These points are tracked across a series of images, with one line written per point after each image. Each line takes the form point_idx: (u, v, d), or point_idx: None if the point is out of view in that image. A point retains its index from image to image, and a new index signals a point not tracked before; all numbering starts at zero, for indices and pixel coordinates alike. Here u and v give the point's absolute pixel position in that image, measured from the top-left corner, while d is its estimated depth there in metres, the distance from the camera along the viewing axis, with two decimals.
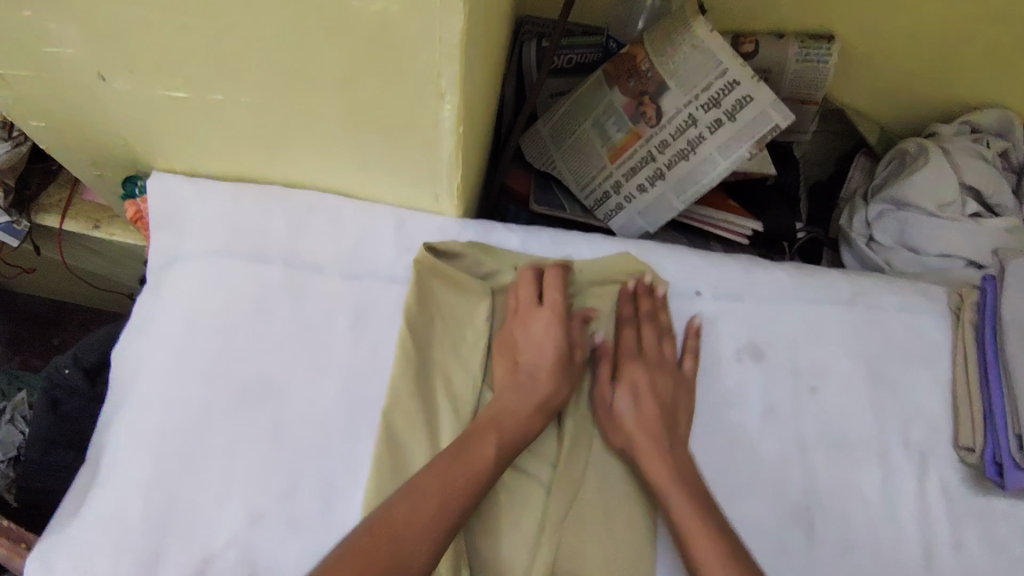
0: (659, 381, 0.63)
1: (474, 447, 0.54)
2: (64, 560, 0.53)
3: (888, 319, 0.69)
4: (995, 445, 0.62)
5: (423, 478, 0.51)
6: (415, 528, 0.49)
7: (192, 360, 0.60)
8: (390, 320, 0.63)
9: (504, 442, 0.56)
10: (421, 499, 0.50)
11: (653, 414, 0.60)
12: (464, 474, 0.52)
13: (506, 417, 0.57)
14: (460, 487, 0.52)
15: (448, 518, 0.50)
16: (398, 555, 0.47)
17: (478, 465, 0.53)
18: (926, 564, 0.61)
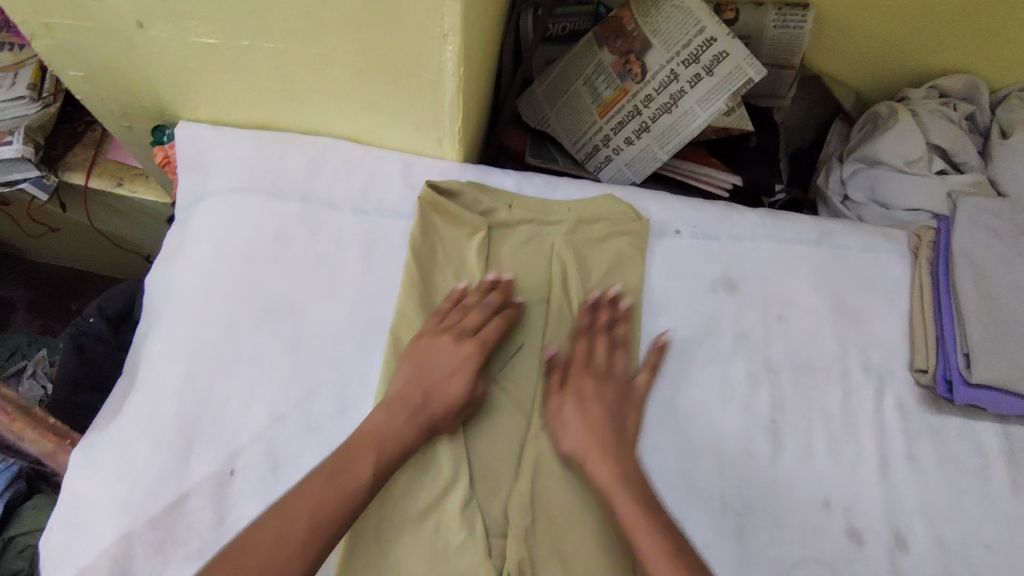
0: (608, 394, 0.64)
1: (356, 460, 0.57)
2: (105, 452, 0.60)
3: (852, 257, 0.75)
4: (945, 364, 0.68)
5: (302, 494, 0.55)
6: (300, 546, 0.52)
7: (219, 283, 0.66)
8: (397, 251, 0.69)
9: (396, 436, 0.59)
10: (306, 515, 0.54)
11: (602, 418, 0.62)
12: (348, 479, 0.56)
13: (403, 414, 0.60)
14: (343, 492, 0.55)
15: (333, 521, 0.54)
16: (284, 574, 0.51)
17: (361, 474, 0.56)
18: (879, 472, 0.68)
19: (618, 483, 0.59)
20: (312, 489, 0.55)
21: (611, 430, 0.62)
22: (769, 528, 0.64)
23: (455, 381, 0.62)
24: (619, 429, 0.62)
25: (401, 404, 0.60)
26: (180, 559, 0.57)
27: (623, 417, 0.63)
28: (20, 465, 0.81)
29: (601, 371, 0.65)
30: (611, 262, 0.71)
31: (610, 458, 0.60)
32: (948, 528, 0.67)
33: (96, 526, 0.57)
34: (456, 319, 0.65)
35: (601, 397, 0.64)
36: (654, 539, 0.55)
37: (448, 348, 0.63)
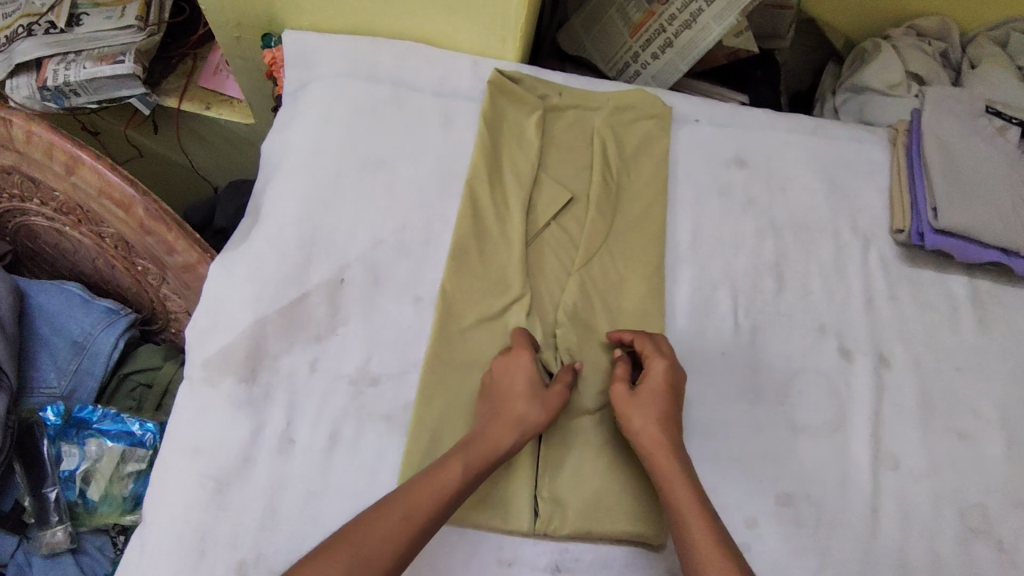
0: (661, 406, 0.66)
1: (443, 466, 0.60)
2: (240, 263, 0.74)
3: (841, 143, 0.91)
4: (918, 220, 0.83)
5: (397, 496, 0.58)
6: (404, 516, 0.56)
7: (328, 142, 0.81)
8: (469, 125, 0.85)
9: (483, 440, 0.63)
10: (400, 507, 0.57)
11: (655, 430, 0.65)
12: (433, 491, 0.58)
13: (488, 439, 0.63)
14: (429, 500, 0.58)
15: (420, 523, 0.57)
16: (369, 551, 0.54)
17: (448, 481, 0.59)
18: (866, 306, 0.82)
19: (680, 489, 0.61)
20: (401, 493, 0.58)
21: (662, 440, 0.65)
22: (775, 344, 0.79)
23: (533, 394, 0.66)
24: (670, 440, 0.65)
25: (481, 432, 0.64)
26: (304, 341, 0.72)
27: (676, 432, 0.66)
28: (136, 315, 0.94)
29: (649, 390, 0.67)
30: (647, 137, 0.86)
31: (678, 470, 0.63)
32: (924, 351, 0.81)
33: (232, 314, 0.72)
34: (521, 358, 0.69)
35: (649, 408, 0.66)
36: (710, 538, 0.57)
37: (525, 366, 0.68)
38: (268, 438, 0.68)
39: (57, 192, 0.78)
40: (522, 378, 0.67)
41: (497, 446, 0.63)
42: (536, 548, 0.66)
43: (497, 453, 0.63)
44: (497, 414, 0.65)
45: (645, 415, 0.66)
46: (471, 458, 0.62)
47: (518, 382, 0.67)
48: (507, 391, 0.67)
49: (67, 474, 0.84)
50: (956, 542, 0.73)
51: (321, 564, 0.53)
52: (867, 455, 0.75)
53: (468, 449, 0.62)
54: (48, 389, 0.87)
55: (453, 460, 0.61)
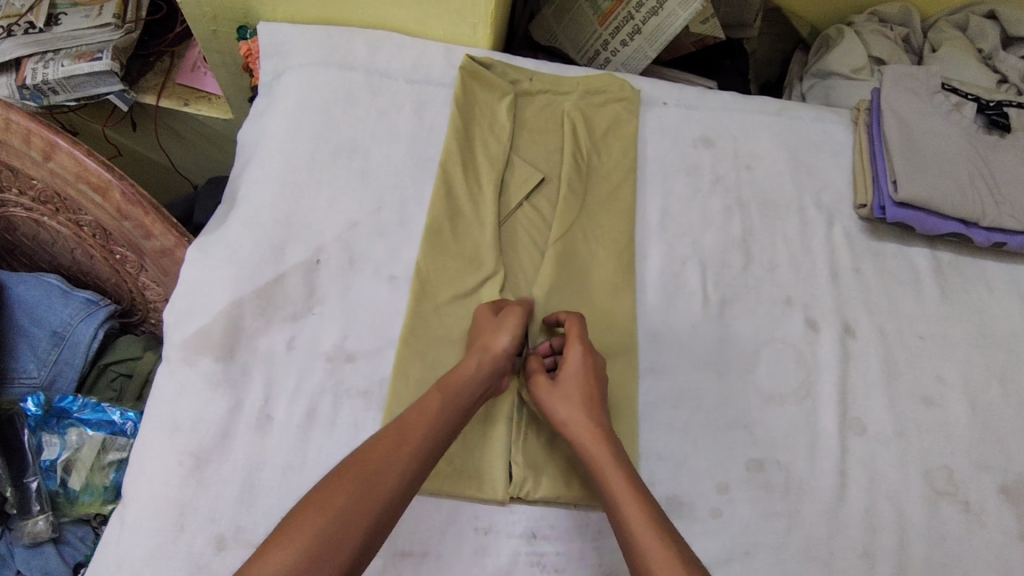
0: (578, 391, 0.67)
1: (425, 397, 0.64)
2: (216, 246, 0.75)
3: (805, 124, 0.94)
4: (879, 194, 0.86)
5: (386, 430, 0.60)
6: (388, 451, 0.59)
7: (302, 129, 0.83)
8: (442, 110, 0.87)
9: (457, 382, 0.65)
10: (394, 433, 0.60)
11: (574, 417, 0.66)
12: (422, 415, 0.62)
13: (465, 370, 0.66)
14: (421, 423, 0.61)
15: (417, 442, 0.60)
16: (374, 476, 0.57)
17: (434, 404, 0.63)
18: (831, 278, 0.85)
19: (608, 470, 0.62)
20: (392, 424, 0.61)
21: (583, 423, 0.66)
22: (743, 316, 0.81)
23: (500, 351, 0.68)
24: (589, 421, 0.66)
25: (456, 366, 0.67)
26: (281, 320, 0.73)
27: (597, 412, 0.67)
28: (115, 306, 0.95)
29: (565, 377, 0.68)
30: (617, 118, 0.89)
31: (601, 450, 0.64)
32: (888, 321, 0.84)
33: (209, 296, 0.73)
34: (484, 318, 0.71)
35: (569, 398, 0.67)
36: (640, 513, 0.58)
37: (492, 331, 0.70)
38: (246, 416, 0.69)
39: (35, 180, 0.79)
40: (491, 337, 0.69)
41: (478, 369, 0.67)
42: (512, 516, 0.68)
43: (474, 377, 0.66)
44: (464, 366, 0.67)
45: (563, 404, 0.67)
46: (445, 397, 0.64)
47: (486, 331, 0.70)
48: (478, 347, 0.68)
49: (48, 464, 0.84)
50: (923, 503, 0.74)
51: (329, 491, 0.55)
52: (835, 420, 0.77)
53: (443, 390, 0.64)
54: (30, 378, 0.88)
55: (431, 398, 0.63)
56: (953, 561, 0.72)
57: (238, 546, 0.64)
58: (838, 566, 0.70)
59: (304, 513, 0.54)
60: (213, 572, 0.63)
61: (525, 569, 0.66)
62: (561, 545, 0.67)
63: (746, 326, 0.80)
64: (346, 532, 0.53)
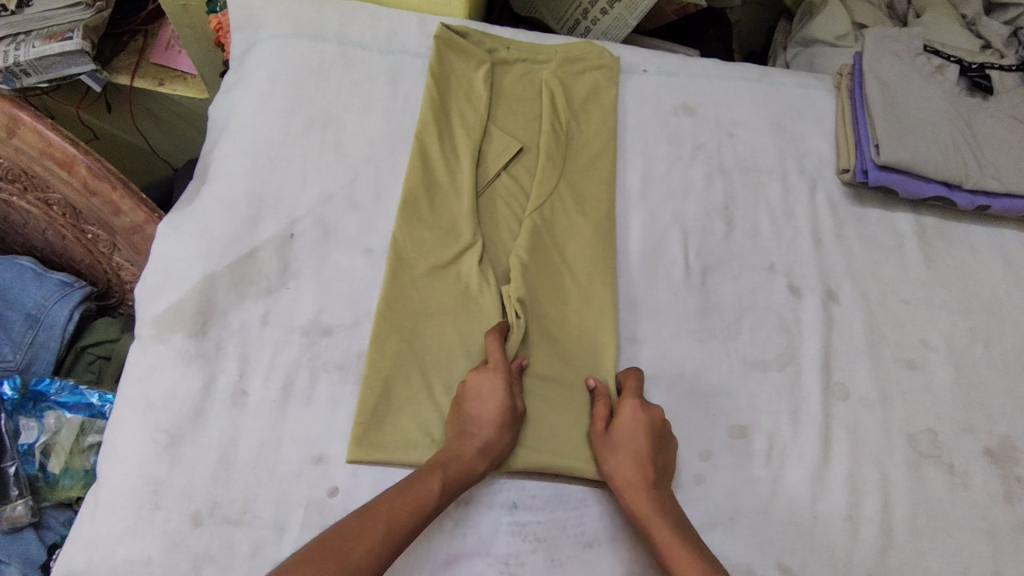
0: (640, 444, 0.65)
1: (424, 479, 0.60)
2: (188, 222, 0.74)
3: (786, 90, 0.93)
4: (862, 159, 0.85)
5: (376, 509, 0.57)
6: (373, 539, 0.55)
7: (274, 101, 0.81)
8: (418, 80, 0.85)
9: (456, 467, 0.62)
10: (383, 519, 0.57)
11: (628, 470, 0.64)
12: (415, 501, 0.59)
13: (462, 453, 0.63)
14: (409, 511, 0.58)
15: (401, 534, 0.57)
16: (352, 565, 0.53)
17: (427, 495, 0.59)
18: (814, 244, 0.84)
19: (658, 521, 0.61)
20: (383, 502, 0.58)
21: (640, 476, 0.64)
22: (726, 283, 0.80)
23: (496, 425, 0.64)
24: (647, 473, 0.64)
25: (453, 448, 0.63)
26: (256, 294, 0.72)
27: (652, 459, 0.65)
28: (92, 288, 0.93)
29: (623, 431, 0.66)
30: (598, 85, 0.87)
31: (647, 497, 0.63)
32: (872, 286, 0.83)
33: (180, 271, 0.71)
34: (489, 405, 0.65)
35: (623, 453, 0.65)
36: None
37: (494, 394, 0.66)
38: (220, 390, 0.68)
39: (0, 159, 0.77)
40: (487, 414, 0.65)
41: (476, 461, 0.63)
42: (492, 487, 0.67)
43: (473, 470, 0.62)
44: (461, 447, 0.63)
45: (619, 455, 0.65)
46: (444, 486, 0.61)
47: (483, 400, 0.66)
48: (479, 427, 0.64)
49: (26, 449, 0.82)
50: (906, 467, 0.74)
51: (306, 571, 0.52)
52: (818, 386, 0.76)
53: (444, 477, 0.61)
54: (4, 363, 0.86)
55: (430, 483, 0.60)
56: (937, 524, 0.72)
57: (214, 521, 0.63)
58: (823, 531, 0.70)
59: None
60: (188, 548, 0.62)
61: (506, 539, 0.65)
62: (543, 514, 0.66)
63: (727, 293, 0.80)
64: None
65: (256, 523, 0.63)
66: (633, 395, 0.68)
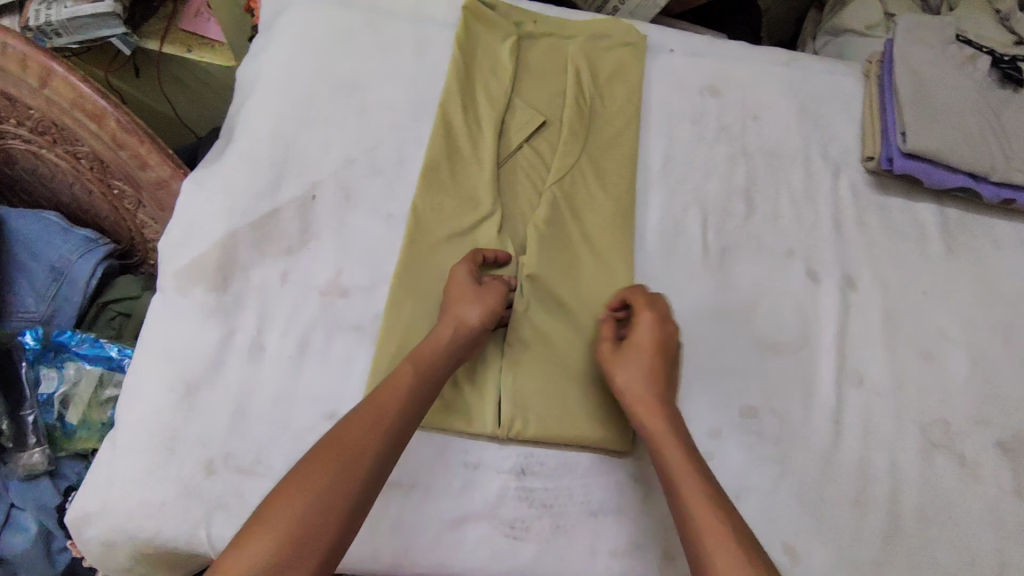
0: (652, 357, 0.66)
1: (396, 372, 0.62)
2: (213, 178, 0.75)
3: (814, 77, 0.93)
4: (887, 147, 0.84)
5: (361, 408, 0.59)
6: (362, 428, 0.57)
7: (301, 65, 0.82)
8: (444, 51, 0.86)
9: (427, 354, 0.63)
10: (369, 414, 0.58)
11: (642, 381, 0.65)
12: (394, 391, 0.60)
13: (437, 339, 0.65)
14: (393, 401, 0.59)
15: (392, 420, 0.58)
16: (348, 456, 0.55)
17: (404, 382, 0.61)
18: (834, 230, 0.83)
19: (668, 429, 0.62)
20: (366, 403, 0.59)
21: (650, 388, 0.65)
22: (743, 265, 0.80)
23: (467, 302, 0.67)
24: (659, 386, 0.65)
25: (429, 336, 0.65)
26: (276, 253, 0.73)
27: (665, 379, 0.66)
28: (114, 245, 0.95)
29: (637, 342, 0.67)
30: (624, 62, 0.87)
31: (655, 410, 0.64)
32: (892, 275, 0.82)
33: (203, 226, 0.72)
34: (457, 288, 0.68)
35: (637, 363, 0.66)
36: (698, 487, 0.58)
37: (466, 283, 0.68)
38: (238, 344, 0.69)
39: (32, 110, 0.79)
40: (460, 297, 0.67)
41: (446, 343, 0.64)
42: (501, 452, 0.67)
43: (450, 345, 0.65)
44: (436, 334, 0.65)
45: (633, 365, 0.66)
46: (419, 372, 0.62)
47: (457, 295, 0.68)
48: (451, 309, 0.67)
49: (45, 398, 0.85)
50: (917, 456, 0.74)
51: (301, 478, 0.53)
52: (832, 370, 0.76)
53: (415, 363, 0.62)
54: (27, 313, 0.90)
55: (403, 373, 0.61)
56: (946, 513, 0.71)
57: (227, 470, 0.64)
58: (830, 514, 0.70)
59: (284, 496, 0.53)
60: (201, 495, 0.63)
61: (513, 504, 0.66)
62: (550, 481, 0.67)
63: (745, 275, 0.80)
64: (327, 514, 0.52)
65: (268, 474, 0.64)
66: (649, 308, 0.69)
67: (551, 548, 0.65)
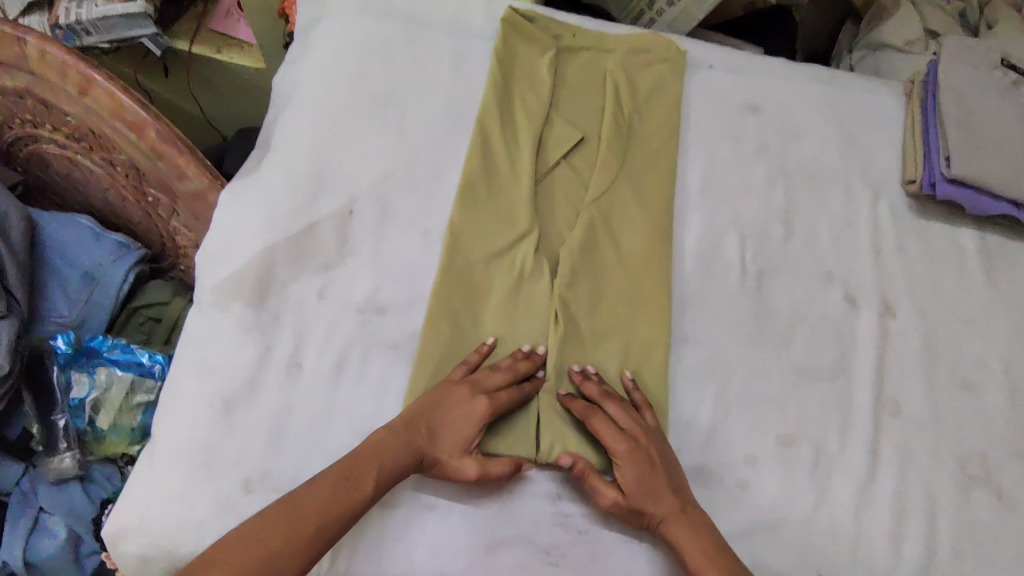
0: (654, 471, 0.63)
1: (361, 470, 0.59)
2: (250, 191, 0.75)
3: (855, 96, 0.91)
4: (930, 171, 0.83)
5: (306, 500, 0.56)
6: (301, 531, 0.55)
7: (338, 76, 0.81)
8: (482, 64, 0.85)
9: (393, 459, 0.60)
10: (313, 510, 0.56)
11: (664, 497, 0.62)
12: (349, 492, 0.58)
13: (410, 442, 0.61)
14: (343, 503, 0.57)
15: (331, 524, 0.56)
16: (272, 558, 0.53)
17: (362, 485, 0.58)
18: (874, 254, 0.82)
19: (685, 533, 0.61)
20: (313, 495, 0.57)
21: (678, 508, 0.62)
22: (781, 289, 0.79)
23: (457, 415, 0.63)
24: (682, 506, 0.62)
25: (407, 435, 0.62)
26: (313, 269, 0.72)
27: (678, 491, 0.63)
28: (146, 252, 0.95)
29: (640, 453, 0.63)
30: (665, 77, 0.86)
31: (679, 517, 0.61)
32: (931, 302, 0.81)
33: (241, 240, 0.72)
34: (490, 380, 0.66)
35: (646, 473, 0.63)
36: None
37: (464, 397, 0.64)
38: (275, 362, 0.68)
39: (70, 117, 0.79)
40: (455, 405, 0.64)
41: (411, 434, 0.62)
42: (536, 476, 0.67)
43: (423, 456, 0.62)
44: (411, 435, 0.62)
45: (648, 477, 0.63)
46: (382, 477, 0.59)
47: (451, 402, 0.64)
48: (443, 415, 0.63)
49: (76, 403, 0.85)
50: (954, 489, 0.73)
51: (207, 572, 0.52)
52: (869, 399, 0.75)
53: (382, 464, 0.60)
54: (60, 317, 0.89)
55: (366, 474, 0.59)
56: (982, 548, 0.70)
57: (264, 489, 0.64)
58: (865, 546, 0.69)
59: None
60: (238, 513, 0.63)
61: (550, 529, 0.65)
62: (585, 507, 0.67)
63: (783, 299, 0.79)
64: None
65: None
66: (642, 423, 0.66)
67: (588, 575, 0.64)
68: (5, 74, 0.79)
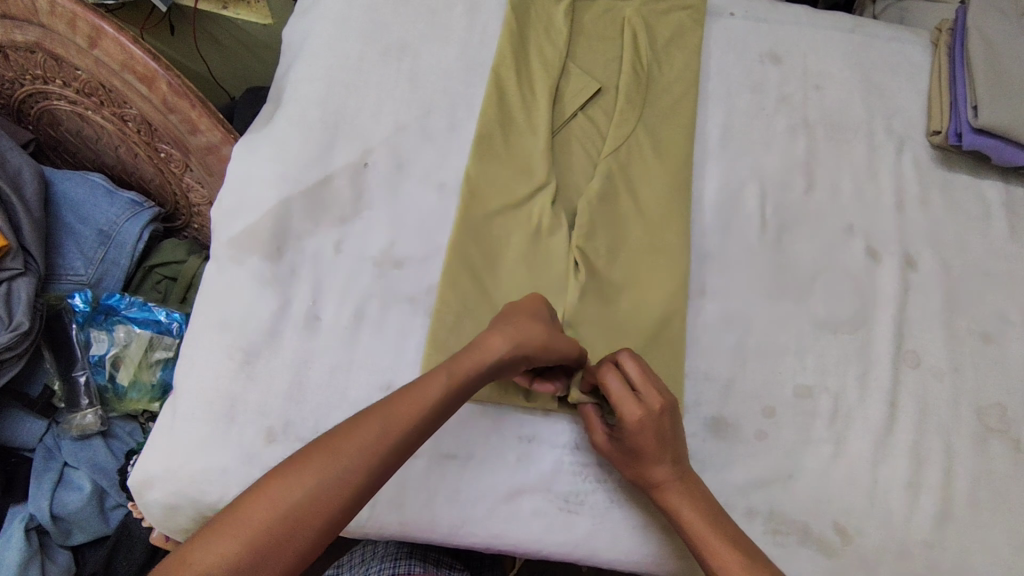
0: (661, 442, 0.60)
1: (430, 375, 0.56)
2: (264, 146, 0.74)
3: (879, 44, 0.89)
4: (956, 121, 0.81)
5: (380, 405, 0.53)
6: (372, 430, 0.51)
7: (350, 26, 0.79)
8: (496, 13, 0.83)
9: (463, 367, 0.57)
10: (385, 411, 0.53)
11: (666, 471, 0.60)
12: (417, 400, 0.54)
13: (483, 349, 0.58)
14: (412, 411, 0.53)
15: (404, 427, 0.52)
16: (343, 459, 0.50)
17: (433, 390, 0.55)
18: (896, 206, 0.81)
19: (686, 502, 0.60)
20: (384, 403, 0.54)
21: (681, 479, 0.61)
22: (800, 242, 0.78)
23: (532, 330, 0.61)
24: (684, 476, 0.61)
25: (474, 345, 0.59)
26: (329, 222, 0.72)
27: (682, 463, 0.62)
28: (159, 209, 0.95)
29: (648, 430, 0.59)
30: (683, 25, 0.84)
31: (678, 488, 0.60)
32: (952, 254, 0.80)
33: (256, 194, 0.72)
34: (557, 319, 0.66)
35: (654, 446, 0.60)
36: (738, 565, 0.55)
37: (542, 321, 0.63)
38: (294, 315, 0.68)
39: (80, 71, 0.78)
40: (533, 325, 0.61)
41: (453, 384, 0.56)
42: (556, 426, 0.67)
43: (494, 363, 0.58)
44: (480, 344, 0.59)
45: (655, 450, 0.60)
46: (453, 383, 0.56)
47: (526, 316, 0.62)
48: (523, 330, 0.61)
49: (97, 360, 0.86)
50: (972, 440, 0.72)
51: (219, 538, 0.46)
52: (890, 351, 0.74)
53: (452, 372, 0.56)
54: (76, 276, 0.89)
55: (436, 379, 0.55)
56: (1000, 498, 0.70)
57: (287, 438, 0.64)
58: (882, 495, 0.69)
59: (203, 550, 0.45)
60: (262, 461, 0.63)
61: (567, 478, 0.66)
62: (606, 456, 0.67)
63: (802, 252, 0.78)
64: (296, 531, 0.47)
65: None
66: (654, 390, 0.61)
67: (606, 523, 0.65)
68: (14, 28, 0.77)
